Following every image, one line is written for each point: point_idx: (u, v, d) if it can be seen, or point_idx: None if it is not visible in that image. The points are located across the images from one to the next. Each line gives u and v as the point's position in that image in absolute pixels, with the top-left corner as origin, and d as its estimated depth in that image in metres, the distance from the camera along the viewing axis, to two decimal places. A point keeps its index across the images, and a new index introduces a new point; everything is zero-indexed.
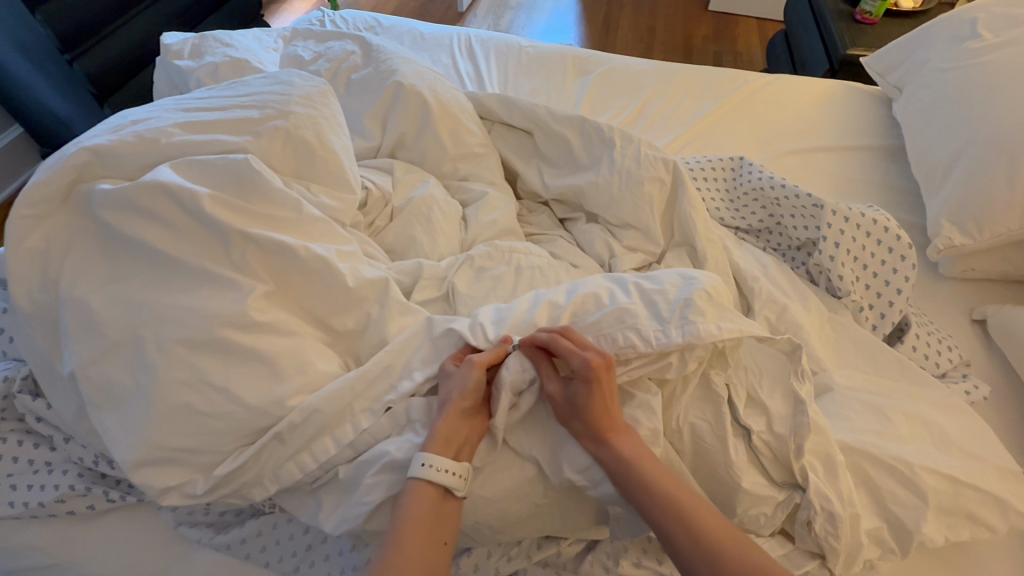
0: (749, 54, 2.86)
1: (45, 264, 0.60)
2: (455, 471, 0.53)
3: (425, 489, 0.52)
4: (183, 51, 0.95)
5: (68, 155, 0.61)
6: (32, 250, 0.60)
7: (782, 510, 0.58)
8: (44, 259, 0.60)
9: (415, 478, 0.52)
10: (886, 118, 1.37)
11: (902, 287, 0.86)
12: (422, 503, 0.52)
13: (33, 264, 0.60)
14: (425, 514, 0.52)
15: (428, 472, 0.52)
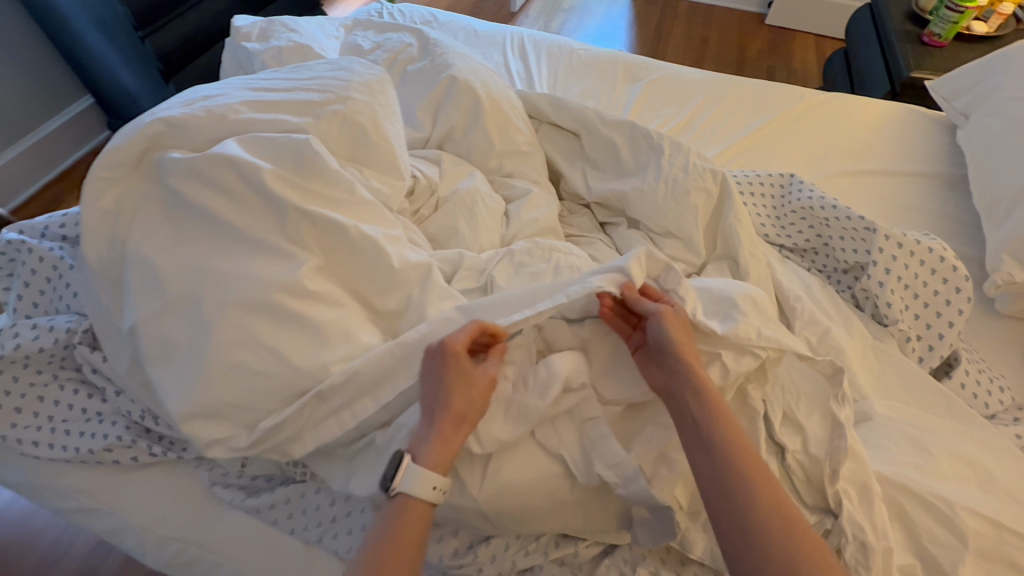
0: (805, 72, 2.79)
1: (115, 225, 0.64)
2: (439, 486, 0.53)
3: (417, 507, 0.52)
4: (251, 34, 0.99)
5: (143, 124, 0.65)
6: (104, 210, 0.64)
7: (810, 532, 0.57)
8: (114, 219, 0.64)
9: (405, 492, 0.52)
10: (949, 146, 1.32)
11: (955, 320, 0.82)
12: (408, 515, 0.52)
13: (103, 224, 0.64)
14: (408, 529, 0.51)
15: (414, 489, 0.52)
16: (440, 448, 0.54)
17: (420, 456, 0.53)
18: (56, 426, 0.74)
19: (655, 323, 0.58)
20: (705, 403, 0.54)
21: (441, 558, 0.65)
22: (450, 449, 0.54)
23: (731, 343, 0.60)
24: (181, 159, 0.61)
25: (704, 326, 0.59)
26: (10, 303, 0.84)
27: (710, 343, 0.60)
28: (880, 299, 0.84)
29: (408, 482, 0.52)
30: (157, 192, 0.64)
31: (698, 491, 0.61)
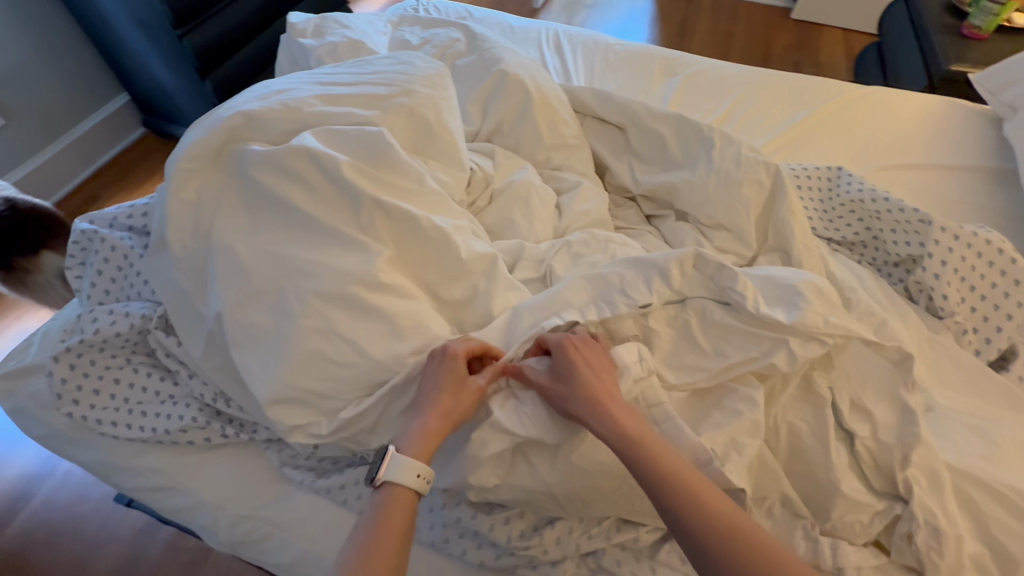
0: (833, 66, 2.75)
1: (198, 214, 0.67)
2: (422, 475, 0.54)
3: (402, 495, 0.54)
4: (306, 30, 1.02)
5: (224, 118, 0.68)
6: (187, 200, 0.67)
7: (879, 518, 0.58)
8: (196, 208, 0.67)
9: (389, 482, 0.54)
10: (996, 140, 1.30)
11: (1014, 313, 0.82)
12: (395, 504, 0.53)
13: (187, 214, 0.67)
14: (396, 515, 0.53)
15: (397, 477, 0.53)
16: (420, 440, 0.55)
17: (403, 446, 0.55)
18: (132, 408, 0.78)
19: (556, 358, 0.58)
20: (630, 444, 0.53)
21: (507, 539, 0.66)
22: (432, 440, 0.55)
23: (798, 331, 0.60)
24: (262, 151, 0.64)
25: (768, 318, 0.60)
26: (82, 291, 0.87)
27: (777, 331, 0.60)
28: (935, 292, 0.84)
29: (393, 467, 0.54)
30: (236, 182, 0.66)
31: (767, 479, 0.61)
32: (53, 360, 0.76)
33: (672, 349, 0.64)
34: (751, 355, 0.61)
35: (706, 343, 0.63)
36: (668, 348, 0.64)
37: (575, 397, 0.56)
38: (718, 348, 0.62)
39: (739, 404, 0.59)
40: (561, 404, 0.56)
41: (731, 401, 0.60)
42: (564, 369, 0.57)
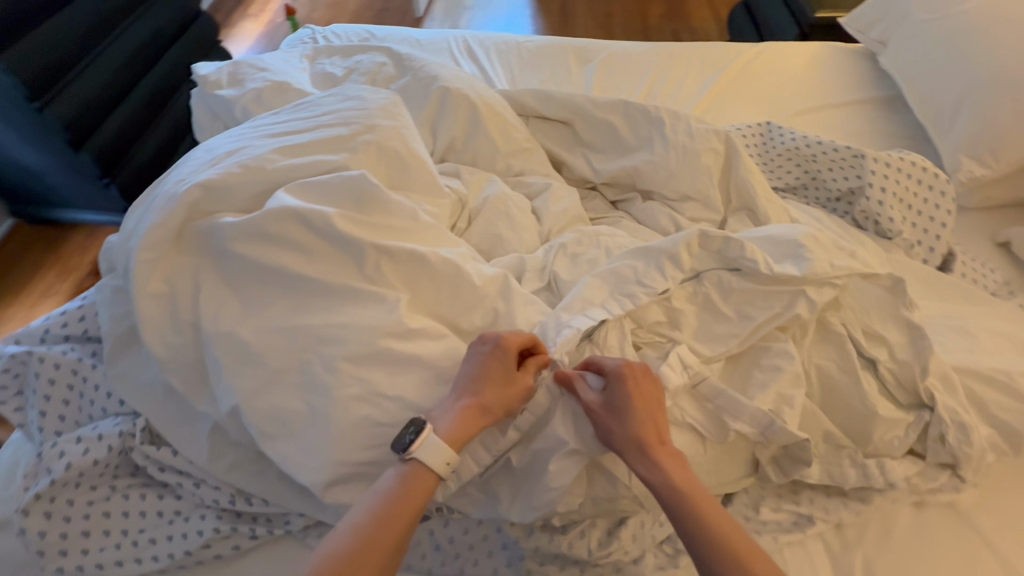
0: (706, 29, 2.96)
1: (173, 307, 0.60)
2: (450, 463, 0.54)
3: (426, 476, 0.53)
4: (221, 80, 0.93)
5: (178, 194, 0.60)
6: (156, 293, 0.59)
7: (912, 429, 0.64)
8: (170, 299, 0.60)
9: (418, 459, 0.53)
10: (875, 71, 1.46)
11: (946, 221, 0.94)
12: (416, 484, 0.53)
13: (161, 309, 0.59)
14: (414, 497, 0.52)
15: (427, 458, 0.53)
16: (458, 426, 0.54)
17: (439, 429, 0.54)
18: (136, 539, 0.67)
19: (614, 387, 0.58)
20: (673, 490, 0.54)
21: (589, 551, 0.65)
22: (466, 432, 0.55)
23: (811, 279, 0.65)
24: (238, 223, 0.58)
25: (785, 275, 0.64)
26: (28, 425, 0.74)
27: (794, 283, 0.65)
28: (883, 216, 0.93)
29: (425, 449, 0.53)
30: (214, 262, 0.60)
31: (813, 423, 0.65)
32: (22, 514, 0.65)
33: (699, 324, 0.67)
34: (774, 311, 0.65)
35: (731, 311, 0.66)
36: (695, 322, 0.67)
37: (624, 430, 0.56)
38: (742, 312, 0.66)
39: (778, 360, 0.63)
40: (607, 432, 0.56)
41: (771, 359, 0.64)
42: (620, 399, 0.57)
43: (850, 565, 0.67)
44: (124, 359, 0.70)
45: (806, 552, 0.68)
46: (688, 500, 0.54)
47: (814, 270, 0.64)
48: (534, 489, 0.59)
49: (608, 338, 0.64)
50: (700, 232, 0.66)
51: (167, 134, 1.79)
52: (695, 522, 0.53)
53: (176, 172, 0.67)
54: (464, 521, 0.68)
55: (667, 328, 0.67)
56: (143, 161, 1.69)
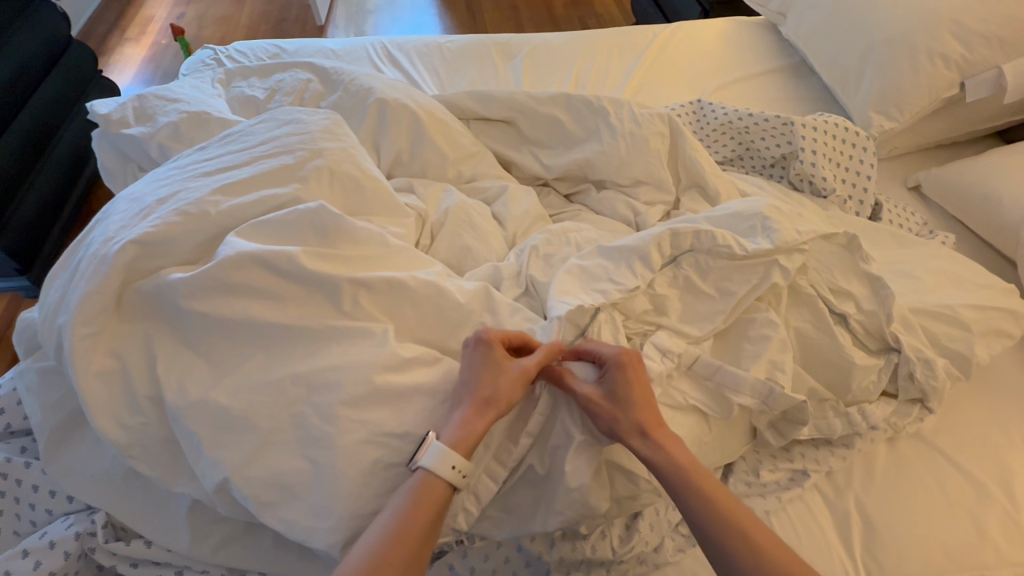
0: (609, 14, 3.04)
1: (126, 383, 0.53)
2: (461, 468, 0.52)
3: (433, 485, 0.51)
4: (127, 117, 0.83)
5: (110, 255, 0.53)
6: (102, 372, 0.52)
7: (885, 372, 0.69)
8: (122, 374, 0.53)
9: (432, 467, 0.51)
10: (780, 41, 1.56)
11: (870, 174, 1.02)
12: (428, 495, 0.50)
13: (112, 387, 0.52)
14: (426, 507, 0.50)
15: (439, 467, 0.51)
16: (460, 430, 0.53)
17: (444, 435, 0.53)
18: None
19: (611, 375, 0.59)
20: (677, 472, 0.55)
21: (612, 551, 0.65)
22: (476, 433, 0.53)
23: (782, 248, 0.67)
24: (187, 279, 0.52)
25: (757, 251, 0.66)
26: None
27: (765, 255, 0.67)
28: (817, 177, 0.99)
29: (431, 456, 0.51)
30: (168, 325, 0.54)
31: (801, 383, 0.68)
32: None
33: (682, 306, 0.68)
34: (752, 284, 0.67)
35: (713, 289, 0.68)
36: (679, 305, 0.68)
37: (625, 418, 0.57)
38: (722, 289, 0.67)
39: (764, 329, 0.66)
40: (611, 421, 0.56)
41: (757, 329, 0.66)
42: (619, 387, 0.58)
43: (848, 508, 0.71)
44: (66, 451, 0.61)
45: (807, 505, 0.72)
46: (687, 473, 0.55)
47: (781, 240, 0.66)
48: (556, 500, 0.58)
49: (601, 335, 0.63)
50: (669, 232, 0.67)
51: (53, 182, 1.59)
52: (707, 502, 0.54)
53: (99, 229, 0.58)
54: (482, 548, 0.65)
55: (654, 316, 0.68)
56: (30, 215, 1.50)
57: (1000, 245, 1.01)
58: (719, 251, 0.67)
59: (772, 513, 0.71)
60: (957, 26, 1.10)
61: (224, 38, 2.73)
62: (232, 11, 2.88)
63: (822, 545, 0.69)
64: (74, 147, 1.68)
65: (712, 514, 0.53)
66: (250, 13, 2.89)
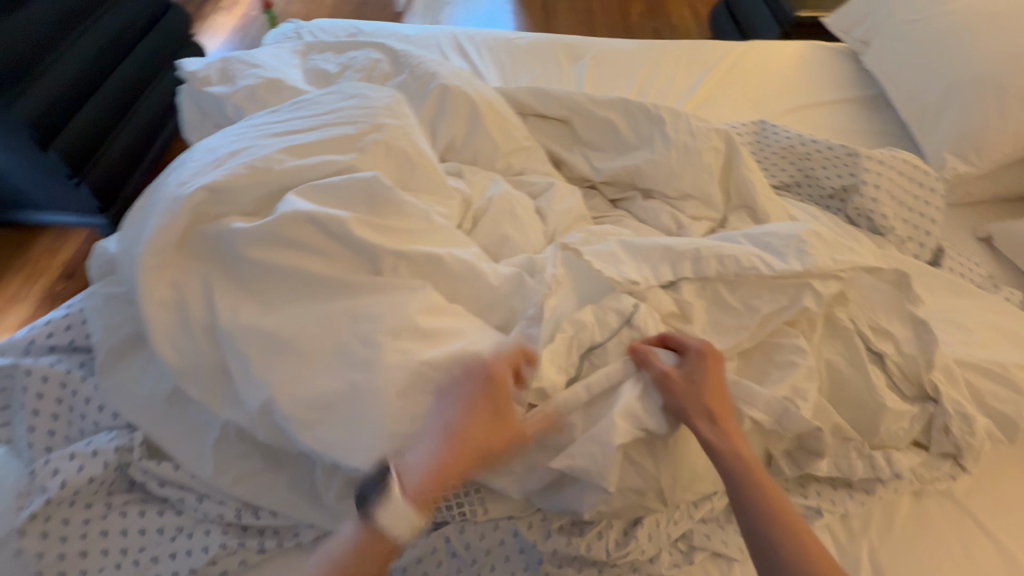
0: (685, 27, 3.00)
1: (182, 312, 0.57)
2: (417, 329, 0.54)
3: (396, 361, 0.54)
4: (211, 77, 0.90)
5: (182, 197, 0.58)
6: (162, 299, 0.57)
7: (918, 420, 0.67)
8: (177, 304, 0.58)
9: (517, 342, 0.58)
10: (859, 70, 1.50)
11: (935, 217, 0.97)
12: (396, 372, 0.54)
13: (167, 315, 0.57)
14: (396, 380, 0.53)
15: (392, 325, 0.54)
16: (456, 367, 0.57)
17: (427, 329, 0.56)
18: (137, 558, 0.64)
19: (691, 360, 0.62)
20: (735, 462, 0.58)
21: (606, 553, 0.65)
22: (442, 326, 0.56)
23: (818, 273, 0.67)
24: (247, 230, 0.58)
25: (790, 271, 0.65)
26: (17, 442, 0.70)
27: (798, 277, 0.66)
28: (876, 213, 0.96)
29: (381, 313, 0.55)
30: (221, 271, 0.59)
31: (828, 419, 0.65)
32: (17, 535, 0.61)
33: (711, 321, 0.67)
34: (784, 305, 0.66)
35: (746, 308, 0.67)
36: (708, 318, 0.67)
37: (695, 401, 0.59)
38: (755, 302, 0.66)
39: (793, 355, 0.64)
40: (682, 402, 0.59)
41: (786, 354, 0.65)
42: (697, 372, 0.61)
43: (859, 556, 0.69)
44: (120, 370, 0.68)
45: None
46: (746, 469, 0.58)
47: (816, 264, 0.66)
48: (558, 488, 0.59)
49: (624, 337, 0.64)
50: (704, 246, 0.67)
51: (139, 132, 1.73)
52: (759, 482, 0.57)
53: (175, 174, 0.64)
54: (479, 526, 0.67)
55: (680, 325, 0.67)
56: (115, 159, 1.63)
57: None
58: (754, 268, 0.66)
59: None
60: None
61: (309, 15, 2.87)
62: None
63: None
64: (162, 102, 1.82)
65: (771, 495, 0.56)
66: None
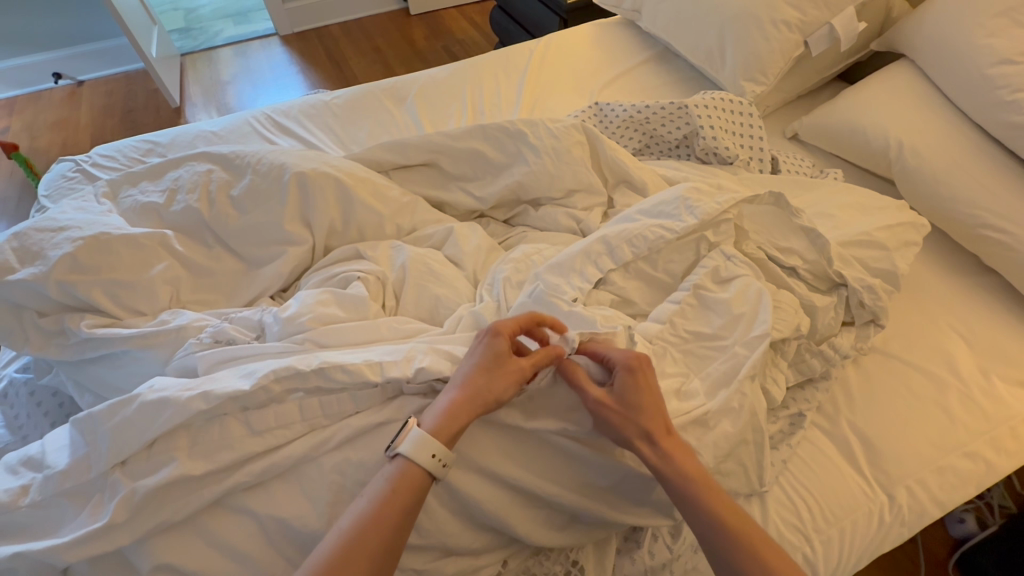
0: (472, 38, 3.14)
1: (103, 484, 0.54)
2: None
3: None
4: (9, 263, 0.72)
5: (94, 416, 0.55)
6: (85, 490, 0.54)
7: (840, 306, 0.80)
8: (91, 487, 0.54)
9: (301, 437, 0.57)
10: (640, 34, 1.70)
11: (761, 135, 1.14)
12: None
13: (84, 495, 0.54)
14: None
15: None
16: None
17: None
18: None
19: (621, 379, 0.59)
20: (671, 463, 0.55)
21: (668, 549, 0.65)
22: None
23: (708, 222, 0.76)
24: (173, 422, 0.53)
25: (685, 230, 0.74)
26: None
27: (694, 231, 0.76)
28: (720, 149, 1.09)
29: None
30: (117, 463, 0.54)
31: (791, 335, 0.73)
32: None
33: (644, 297, 0.76)
34: (688, 261, 0.77)
35: (661, 271, 0.76)
36: (643, 294, 0.76)
37: (632, 424, 0.56)
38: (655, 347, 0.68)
39: (739, 298, 0.71)
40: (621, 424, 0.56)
41: (736, 299, 0.71)
42: (629, 392, 0.58)
43: (848, 436, 0.79)
44: None
45: (813, 442, 0.78)
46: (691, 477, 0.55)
47: (707, 213, 0.75)
48: (611, 510, 0.60)
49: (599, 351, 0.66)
50: (601, 239, 0.74)
51: None
52: (710, 508, 0.53)
53: (127, 375, 0.72)
54: None
55: (622, 305, 0.75)
56: None
57: (873, 168, 1.17)
58: (659, 239, 0.74)
59: (788, 461, 0.76)
60: None
61: (66, 141, 2.43)
62: (66, 111, 2.57)
63: (835, 475, 0.75)
64: None
65: (722, 530, 0.52)
66: (88, 108, 2.59)
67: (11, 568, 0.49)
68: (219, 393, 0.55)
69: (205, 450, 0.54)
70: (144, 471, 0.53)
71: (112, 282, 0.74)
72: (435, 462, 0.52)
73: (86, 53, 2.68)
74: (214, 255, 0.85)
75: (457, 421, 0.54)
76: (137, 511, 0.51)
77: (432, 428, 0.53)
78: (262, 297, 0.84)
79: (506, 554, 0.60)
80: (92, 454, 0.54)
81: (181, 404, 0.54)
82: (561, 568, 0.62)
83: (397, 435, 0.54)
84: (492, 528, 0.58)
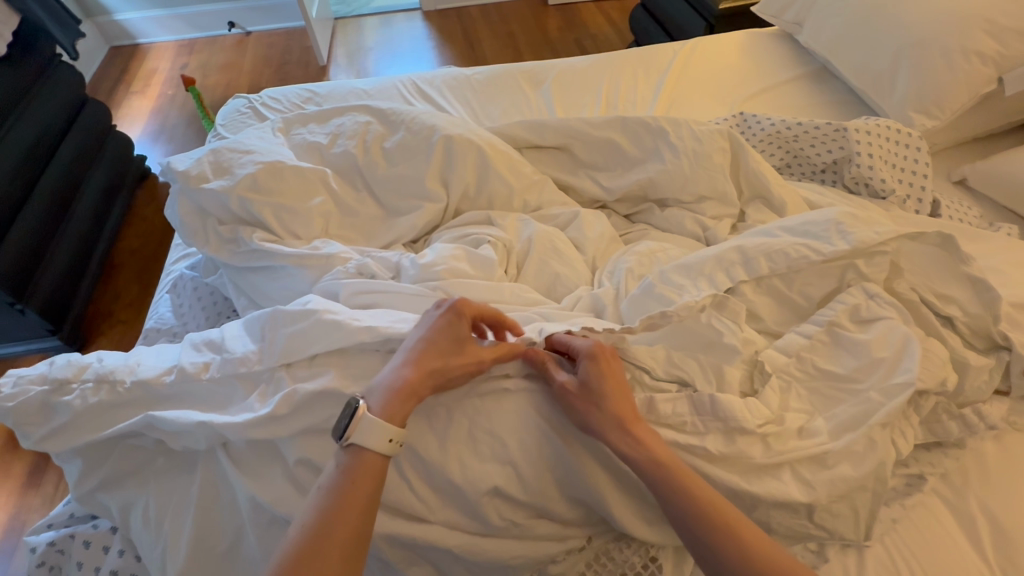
0: (605, 34, 3.12)
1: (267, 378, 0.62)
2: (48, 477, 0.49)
3: None
4: (205, 172, 0.84)
5: (271, 319, 0.63)
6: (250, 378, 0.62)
7: (997, 371, 0.71)
8: (256, 377, 0.62)
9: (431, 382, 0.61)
10: (795, 48, 1.60)
11: (926, 172, 1.04)
12: None
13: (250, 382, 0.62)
14: None
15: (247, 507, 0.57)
16: None
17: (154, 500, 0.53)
18: None
19: (584, 367, 0.59)
20: (643, 449, 0.55)
21: None
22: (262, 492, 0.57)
23: (861, 252, 0.71)
24: (333, 341, 0.60)
25: (833, 255, 0.70)
26: None
27: (843, 258, 0.71)
28: (874, 180, 1.01)
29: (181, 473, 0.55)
30: (282, 363, 0.62)
31: (935, 390, 0.67)
32: None
33: (772, 316, 0.73)
34: (829, 288, 0.73)
35: (795, 293, 0.73)
36: (771, 313, 0.73)
37: (601, 411, 0.57)
38: None
39: (884, 336, 0.66)
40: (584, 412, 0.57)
41: (880, 337, 0.66)
42: (594, 380, 0.58)
43: (977, 515, 0.71)
44: None
45: (931, 510, 0.71)
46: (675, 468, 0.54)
47: (862, 241, 0.70)
48: None
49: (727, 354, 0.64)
50: (737, 248, 0.72)
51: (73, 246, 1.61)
52: (689, 499, 0.53)
53: (280, 290, 0.81)
54: None
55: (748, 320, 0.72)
56: (54, 283, 1.51)
57: None
58: (802, 260, 0.71)
59: (899, 522, 0.70)
60: (989, 26, 1.12)
61: (230, 82, 2.75)
62: (234, 56, 2.90)
63: (956, 552, 0.68)
64: (95, 207, 1.73)
65: (704, 524, 0.52)
66: (252, 56, 2.91)
67: (190, 430, 0.57)
68: (382, 330, 0.61)
69: (354, 373, 0.61)
70: (304, 376, 0.61)
71: (281, 207, 0.84)
72: (391, 445, 0.53)
73: (259, 7, 2.99)
74: (361, 199, 0.93)
75: (408, 401, 0.55)
76: (294, 409, 0.58)
77: (382, 411, 0.54)
78: (397, 243, 0.91)
79: (593, 530, 0.62)
80: (267, 350, 0.62)
81: (344, 327, 0.61)
82: (639, 561, 0.62)
83: (347, 424, 0.52)
84: (585, 501, 0.59)
